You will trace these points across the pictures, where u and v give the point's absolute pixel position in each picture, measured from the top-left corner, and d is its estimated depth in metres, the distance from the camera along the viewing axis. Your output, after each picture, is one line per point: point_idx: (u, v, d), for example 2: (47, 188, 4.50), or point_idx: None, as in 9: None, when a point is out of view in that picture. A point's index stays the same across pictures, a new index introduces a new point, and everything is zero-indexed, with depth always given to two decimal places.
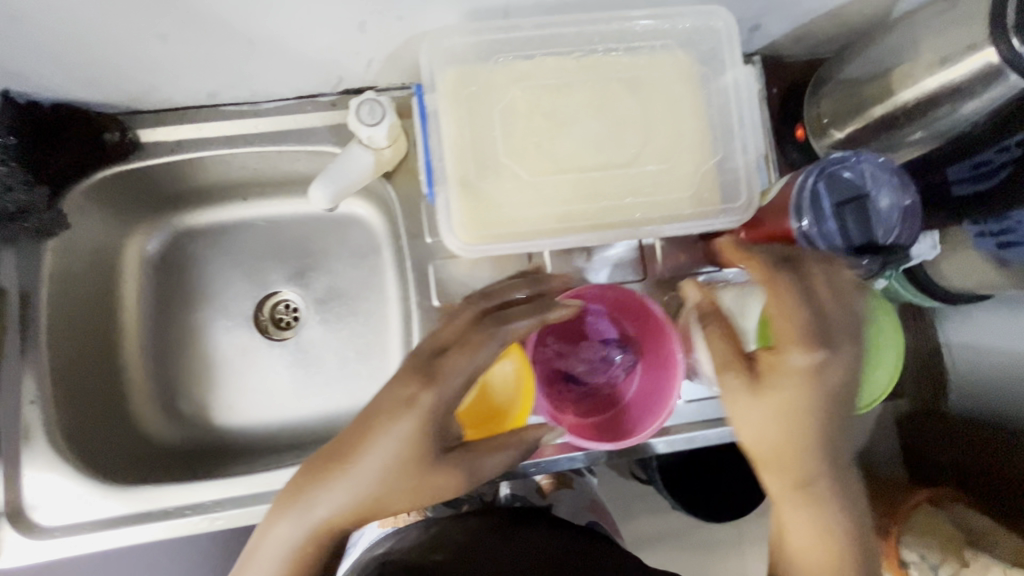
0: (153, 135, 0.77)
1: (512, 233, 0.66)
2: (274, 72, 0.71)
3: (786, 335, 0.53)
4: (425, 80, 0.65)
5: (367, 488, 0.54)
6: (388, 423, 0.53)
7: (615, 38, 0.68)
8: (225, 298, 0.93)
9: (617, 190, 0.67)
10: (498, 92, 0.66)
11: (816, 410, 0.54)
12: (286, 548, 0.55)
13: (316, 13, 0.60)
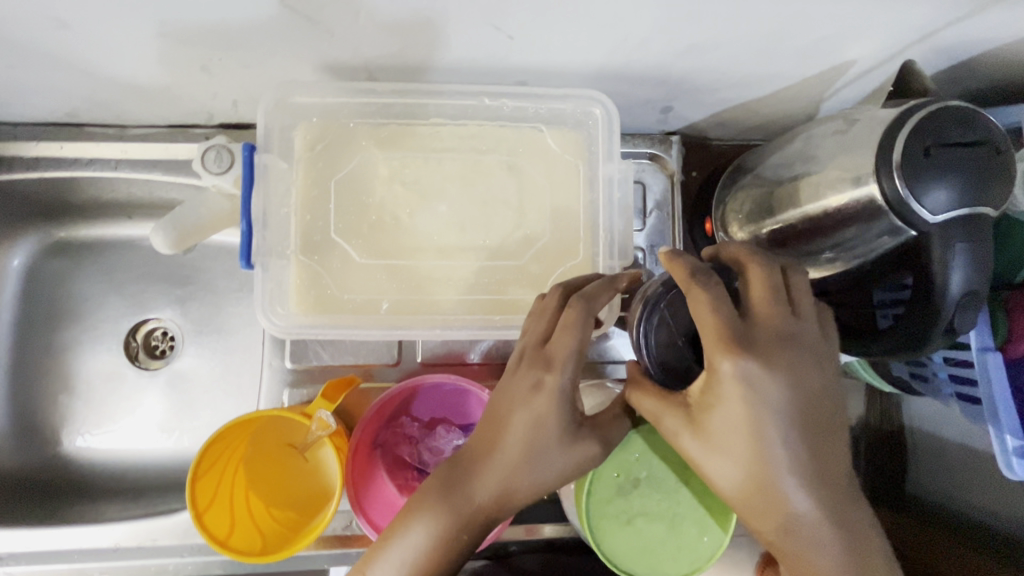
0: (13, 149, 0.72)
1: (344, 319, 0.59)
2: (132, 103, 0.66)
3: (719, 346, 0.44)
4: (259, 141, 0.57)
5: (508, 479, 0.48)
6: (518, 404, 0.48)
7: (487, 114, 0.62)
8: (98, 319, 0.88)
9: (467, 281, 0.60)
10: (351, 161, 0.60)
11: (797, 419, 0.45)
12: (426, 550, 0.48)
13: (149, 53, 0.55)
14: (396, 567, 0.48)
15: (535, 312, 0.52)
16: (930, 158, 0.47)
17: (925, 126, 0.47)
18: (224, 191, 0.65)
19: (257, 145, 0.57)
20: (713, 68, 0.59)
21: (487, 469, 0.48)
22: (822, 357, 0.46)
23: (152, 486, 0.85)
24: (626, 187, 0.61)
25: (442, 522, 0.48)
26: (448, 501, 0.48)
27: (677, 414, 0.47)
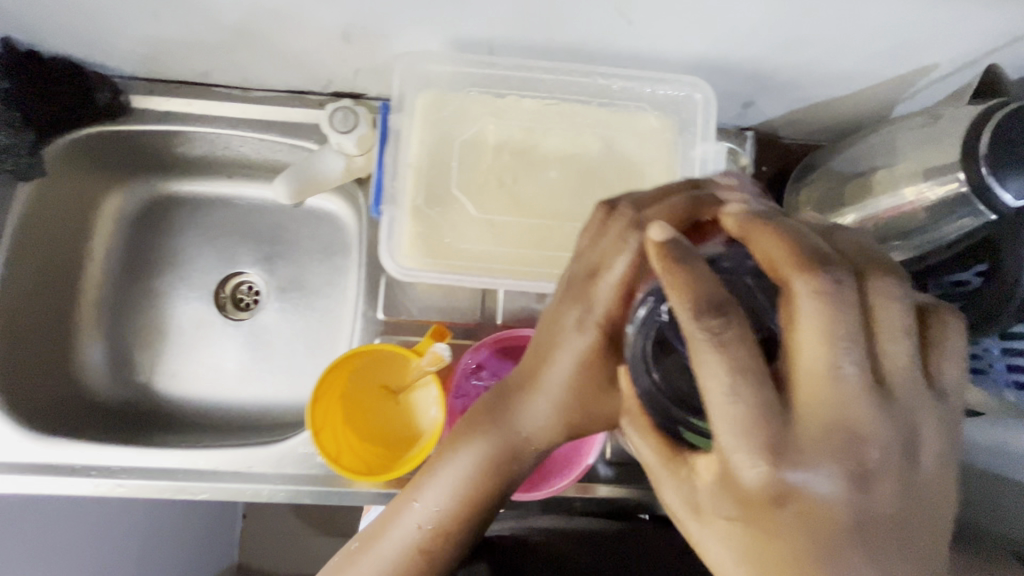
0: (146, 102, 0.79)
1: (454, 267, 0.65)
2: (265, 65, 0.73)
3: (749, 448, 0.33)
4: (397, 100, 0.65)
5: (547, 419, 0.49)
6: (563, 345, 0.47)
7: (597, 93, 0.68)
8: (192, 269, 0.95)
9: (567, 243, 0.66)
10: (472, 127, 0.67)
11: (865, 532, 0.34)
12: (471, 478, 0.52)
13: (303, 16, 0.61)
14: (442, 496, 0.52)
15: (595, 233, 0.47)
16: (1015, 148, 0.51)
17: (1013, 119, 0.52)
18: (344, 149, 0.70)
19: (395, 102, 0.65)
20: (806, 64, 0.64)
21: (528, 407, 0.49)
22: (913, 449, 0.36)
23: (230, 426, 0.90)
24: (717, 166, 0.66)
25: (484, 454, 0.51)
26: (492, 431, 0.50)
27: (682, 493, 0.39)
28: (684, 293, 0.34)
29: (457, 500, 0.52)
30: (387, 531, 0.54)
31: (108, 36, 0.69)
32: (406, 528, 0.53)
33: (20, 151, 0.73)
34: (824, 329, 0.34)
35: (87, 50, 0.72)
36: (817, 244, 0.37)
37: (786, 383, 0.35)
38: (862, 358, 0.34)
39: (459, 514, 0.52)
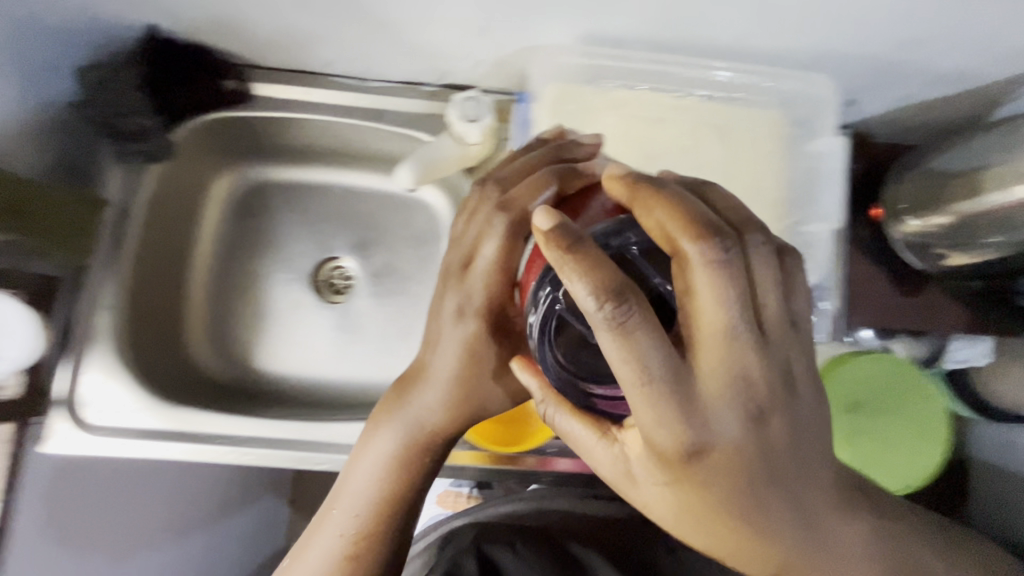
0: (267, 90, 0.83)
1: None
2: (388, 56, 0.76)
3: (643, 405, 0.39)
4: (535, 90, 0.70)
5: (445, 394, 0.58)
6: (444, 330, 0.57)
7: (719, 87, 0.70)
8: (289, 252, 0.97)
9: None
10: (603, 116, 0.70)
11: (750, 462, 0.42)
12: (395, 455, 0.58)
13: (446, 8, 0.65)
14: (376, 473, 0.58)
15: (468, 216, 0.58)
16: None
17: None
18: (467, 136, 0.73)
19: (533, 92, 0.70)
20: (921, 66, 0.67)
21: (422, 387, 0.59)
22: (795, 382, 0.43)
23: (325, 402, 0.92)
24: (836, 159, 0.69)
25: (400, 437, 0.58)
26: (395, 419, 0.58)
27: (617, 462, 0.47)
28: (589, 278, 0.37)
29: (381, 473, 0.57)
30: (333, 518, 0.57)
31: (247, 27, 0.73)
32: (346, 513, 0.57)
33: (156, 134, 0.79)
34: (711, 292, 0.39)
35: (222, 40, 0.75)
36: (708, 213, 0.40)
37: (691, 342, 0.40)
38: (746, 314, 0.39)
39: (388, 491, 0.57)
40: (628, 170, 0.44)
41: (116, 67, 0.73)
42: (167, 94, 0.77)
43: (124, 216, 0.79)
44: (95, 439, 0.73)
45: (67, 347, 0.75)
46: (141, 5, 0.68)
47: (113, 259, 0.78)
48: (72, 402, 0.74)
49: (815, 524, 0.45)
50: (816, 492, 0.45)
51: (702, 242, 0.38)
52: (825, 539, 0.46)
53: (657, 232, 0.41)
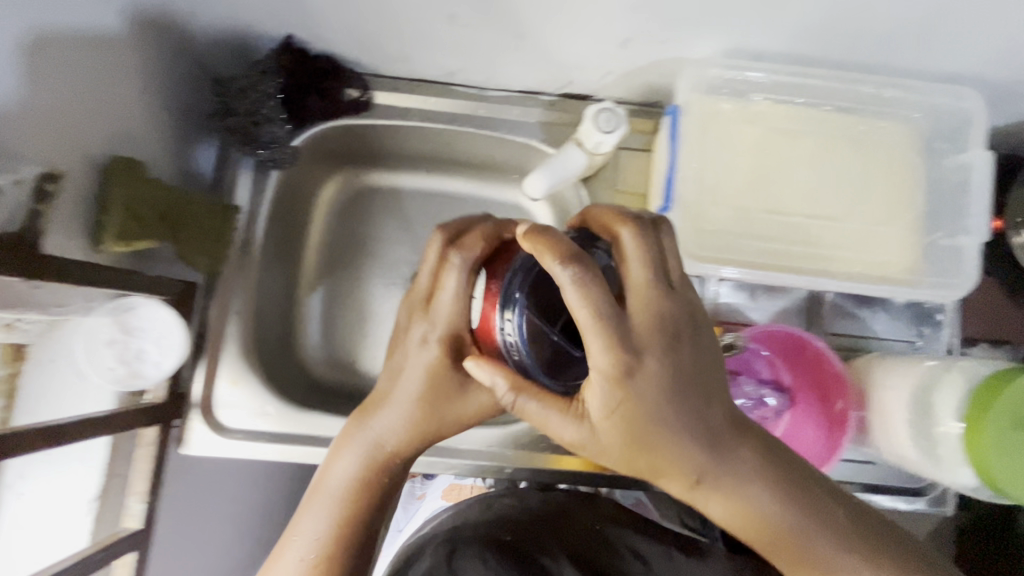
0: (388, 98, 0.84)
1: (738, 262, 0.68)
2: (518, 66, 0.77)
3: (599, 344, 0.45)
4: (683, 103, 0.67)
5: (414, 418, 0.59)
6: (413, 358, 0.59)
7: (866, 100, 0.69)
8: (391, 258, 0.95)
9: (842, 243, 0.69)
10: (745, 129, 0.69)
11: (666, 388, 0.47)
12: (358, 470, 0.59)
13: (596, 23, 0.65)
14: (338, 488, 0.58)
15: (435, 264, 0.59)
16: None
17: None
18: (598, 148, 0.75)
19: (681, 105, 0.67)
20: None
21: (388, 410, 0.60)
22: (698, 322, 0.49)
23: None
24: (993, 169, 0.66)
25: (357, 452, 0.59)
26: (356, 439, 0.60)
27: (579, 424, 0.49)
28: (552, 252, 0.44)
29: (353, 489, 0.58)
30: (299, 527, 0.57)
31: (383, 37, 0.73)
32: (314, 521, 0.57)
33: (284, 144, 0.78)
34: (637, 258, 0.48)
35: (353, 49, 0.76)
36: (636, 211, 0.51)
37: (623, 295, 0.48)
38: (656, 264, 0.48)
39: (353, 496, 0.58)
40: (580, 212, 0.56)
41: (259, 74, 0.73)
42: (295, 101, 0.77)
43: (252, 221, 0.80)
44: (232, 441, 0.75)
45: (201, 352, 0.76)
46: (288, 17, 0.69)
47: (241, 266, 0.79)
48: (207, 403, 0.75)
49: (721, 444, 0.49)
50: (718, 422, 0.50)
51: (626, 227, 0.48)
52: (752, 476, 0.50)
53: (602, 232, 0.51)
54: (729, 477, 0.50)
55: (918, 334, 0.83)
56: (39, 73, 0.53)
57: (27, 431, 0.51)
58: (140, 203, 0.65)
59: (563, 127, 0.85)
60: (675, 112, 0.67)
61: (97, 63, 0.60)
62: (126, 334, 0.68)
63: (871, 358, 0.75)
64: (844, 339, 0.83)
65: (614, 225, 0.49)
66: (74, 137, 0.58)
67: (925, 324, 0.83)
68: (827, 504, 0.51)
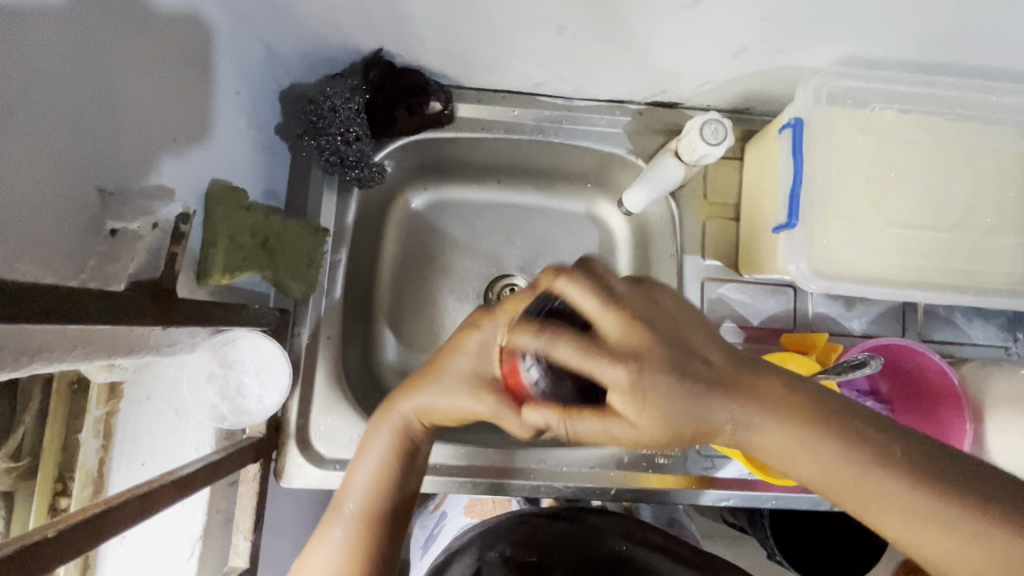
0: (470, 110, 0.81)
1: (864, 278, 0.65)
2: (614, 76, 0.74)
3: (597, 365, 0.42)
4: (805, 115, 0.65)
5: (442, 401, 0.57)
6: (467, 341, 0.58)
7: (990, 108, 0.66)
8: (463, 272, 0.92)
9: (969, 255, 0.66)
10: (866, 138, 0.66)
11: (670, 376, 0.43)
12: (389, 454, 0.61)
13: (713, 34, 0.63)
14: (362, 484, 0.60)
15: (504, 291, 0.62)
16: None
17: None
18: (702, 160, 0.72)
19: (802, 117, 0.65)
20: None
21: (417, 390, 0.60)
22: (658, 301, 0.46)
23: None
24: None
25: (377, 435, 0.62)
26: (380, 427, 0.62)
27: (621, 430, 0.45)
28: (529, 331, 0.43)
29: (380, 478, 0.60)
30: (332, 518, 0.60)
31: (476, 49, 0.70)
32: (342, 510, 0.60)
33: (369, 162, 0.75)
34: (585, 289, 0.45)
35: (441, 61, 0.73)
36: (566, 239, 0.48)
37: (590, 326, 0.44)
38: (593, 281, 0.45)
39: (380, 484, 0.60)
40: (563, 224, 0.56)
41: (348, 90, 0.70)
42: (379, 116, 0.75)
43: (336, 242, 0.77)
44: (330, 472, 0.72)
45: (295, 381, 0.73)
46: (383, 29, 0.66)
47: (328, 289, 0.76)
48: (302, 433, 0.73)
49: (738, 389, 0.45)
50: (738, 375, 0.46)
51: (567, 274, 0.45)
52: (786, 427, 0.45)
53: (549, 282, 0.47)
54: (762, 432, 0.45)
55: (1012, 339, 0.82)
56: (161, 110, 0.53)
57: (163, 482, 0.50)
58: (241, 231, 0.63)
59: (652, 136, 0.82)
60: (796, 125, 0.65)
61: (207, 93, 0.60)
62: (226, 367, 0.66)
63: (980, 365, 0.75)
64: (940, 346, 0.82)
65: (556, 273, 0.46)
66: (195, 167, 0.58)
67: (1020, 331, 0.82)
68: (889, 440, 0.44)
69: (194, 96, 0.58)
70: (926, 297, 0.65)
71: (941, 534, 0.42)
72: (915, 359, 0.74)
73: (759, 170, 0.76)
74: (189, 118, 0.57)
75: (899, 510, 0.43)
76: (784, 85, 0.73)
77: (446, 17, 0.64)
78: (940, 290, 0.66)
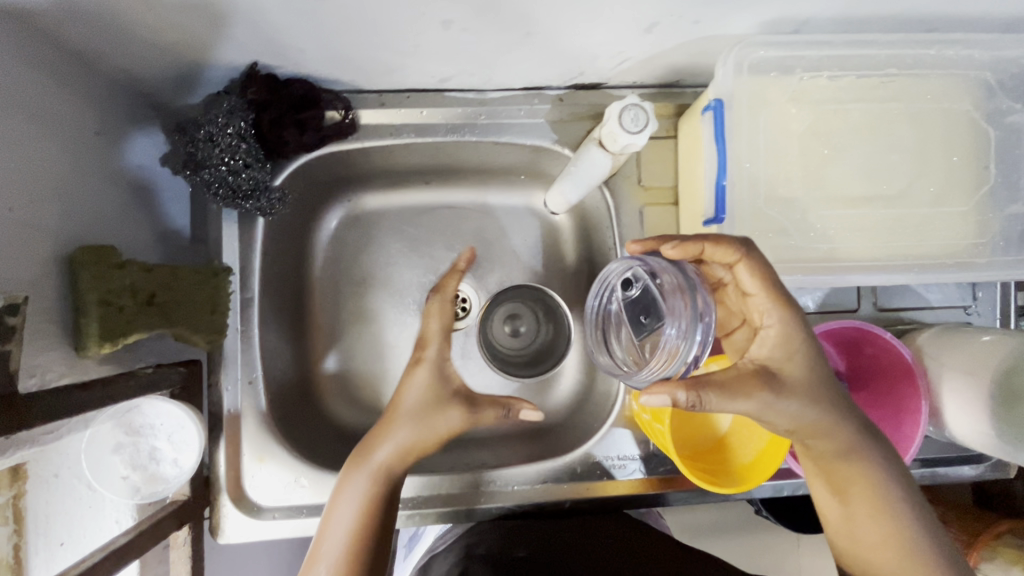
0: (374, 115, 0.73)
1: (803, 268, 0.60)
2: (522, 65, 0.67)
3: (778, 319, 0.53)
4: (725, 95, 0.58)
5: (417, 433, 0.65)
6: (416, 375, 0.68)
7: (931, 62, 0.60)
8: (400, 284, 0.86)
9: (916, 228, 0.61)
10: (796, 110, 0.60)
11: (801, 367, 0.54)
12: (366, 494, 0.62)
13: (617, 13, 0.56)
14: (359, 500, 0.62)
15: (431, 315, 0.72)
16: None
17: None
18: (626, 150, 0.66)
19: (722, 97, 0.59)
20: None
21: (390, 429, 0.65)
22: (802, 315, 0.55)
23: (478, 441, 0.83)
24: None
25: (366, 470, 0.63)
26: (361, 464, 0.64)
27: (785, 401, 0.53)
28: (756, 280, 0.53)
29: (367, 500, 0.62)
30: (335, 523, 0.61)
31: (359, 53, 0.63)
32: (344, 516, 0.61)
33: (266, 189, 0.69)
34: (761, 272, 0.53)
35: (328, 69, 0.66)
36: (757, 286, 0.53)
37: (779, 298, 0.53)
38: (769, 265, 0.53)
39: (369, 516, 0.61)
40: (691, 237, 0.54)
41: (223, 115, 0.63)
42: (268, 138, 0.68)
43: (246, 280, 0.71)
44: (269, 522, 0.69)
45: (221, 432, 0.70)
46: (251, 41, 0.58)
47: (244, 330, 0.71)
48: (235, 487, 0.69)
49: (847, 405, 0.56)
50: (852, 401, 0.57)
51: (630, 244, 0.58)
52: (866, 451, 0.57)
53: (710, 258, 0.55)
54: (852, 445, 0.56)
55: (971, 298, 0.78)
56: None
57: None
58: (119, 292, 0.57)
59: (577, 122, 0.75)
60: (716, 107, 0.59)
61: (37, 136, 0.52)
62: (134, 436, 0.61)
63: (937, 333, 0.71)
64: (897, 314, 0.79)
65: (699, 242, 0.53)
66: (40, 228, 0.51)
67: (978, 288, 0.78)
68: (909, 486, 0.58)
69: (20, 145, 0.50)
70: (873, 280, 0.60)
71: (906, 556, 0.56)
72: (869, 340, 0.70)
73: (691, 151, 0.70)
74: (16, 171, 0.49)
75: (882, 507, 0.57)
76: (709, 55, 0.66)
77: (316, 21, 0.56)
78: (888, 271, 0.61)
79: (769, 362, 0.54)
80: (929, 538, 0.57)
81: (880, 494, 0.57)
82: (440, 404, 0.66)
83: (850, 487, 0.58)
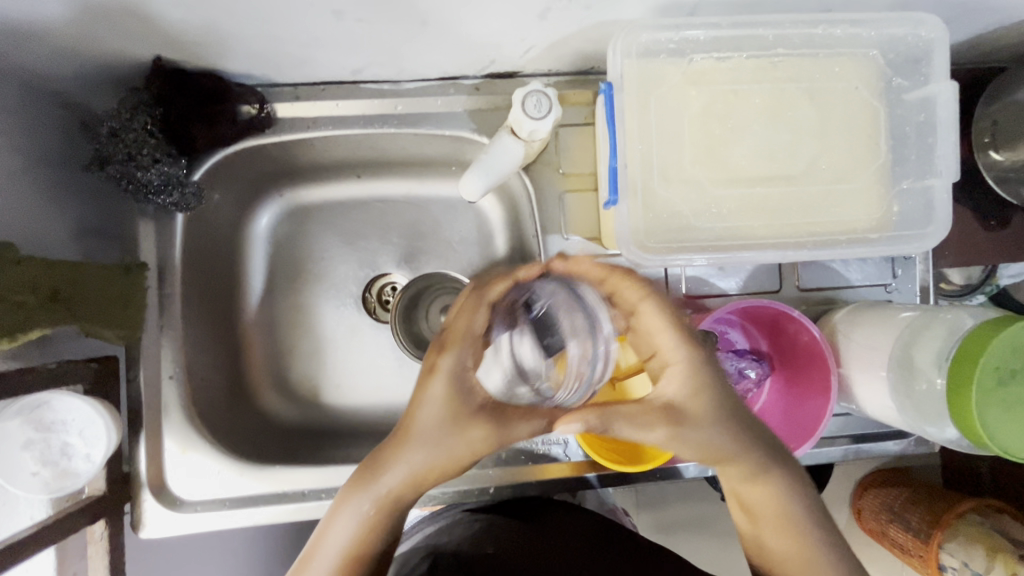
0: (291, 109, 0.74)
1: (692, 247, 0.61)
2: (429, 55, 0.68)
3: (677, 353, 0.56)
4: (615, 79, 0.60)
5: (434, 457, 0.55)
6: (431, 387, 0.55)
7: (822, 41, 0.61)
8: (334, 277, 0.86)
9: (812, 207, 0.62)
10: (690, 92, 0.61)
11: (706, 399, 0.56)
12: (368, 521, 0.56)
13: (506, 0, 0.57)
14: (358, 523, 0.56)
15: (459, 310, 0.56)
16: None
17: None
18: (535, 136, 0.67)
19: (613, 82, 0.60)
20: None
21: (402, 449, 0.56)
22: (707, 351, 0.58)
23: None
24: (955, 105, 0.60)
25: (366, 492, 0.57)
26: (364, 485, 0.57)
27: (688, 432, 0.55)
28: (661, 315, 0.56)
29: (367, 527, 0.56)
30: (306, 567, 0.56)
31: (261, 46, 0.63)
32: (340, 535, 0.56)
33: (180, 184, 0.69)
34: (666, 312, 0.56)
35: (235, 63, 0.66)
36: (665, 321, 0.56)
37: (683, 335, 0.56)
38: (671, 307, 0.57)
39: (367, 541, 0.56)
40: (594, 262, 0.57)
41: (128, 111, 0.64)
42: (178, 132, 0.68)
43: (165, 275, 0.72)
44: (190, 515, 0.70)
45: (140, 428, 0.70)
46: (148, 36, 0.59)
47: (165, 325, 0.72)
48: (156, 482, 0.70)
49: (748, 424, 0.58)
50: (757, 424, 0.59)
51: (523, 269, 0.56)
52: (768, 472, 0.58)
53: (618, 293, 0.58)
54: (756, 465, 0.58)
55: (892, 276, 0.79)
56: None
57: None
58: (19, 288, 0.57)
59: (494, 112, 0.76)
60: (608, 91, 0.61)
61: None
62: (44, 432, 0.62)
63: (851, 312, 0.72)
64: (821, 293, 0.79)
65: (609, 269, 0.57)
66: None
67: (898, 265, 0.79)
68: (811, 500, 0.60)
69: None
70: (765, 257, 0.61)
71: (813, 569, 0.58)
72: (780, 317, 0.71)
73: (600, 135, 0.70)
74: None
75: (785, 522, 0.59)
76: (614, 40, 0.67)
77: (209, 16, 0.56)
78: (782, 247, 0.62)
79: (678, 396, 0.56)
80: (831, 549, 0.59)
81: (783, 509, 0.59)
82: (465, 424, 0.55)
83: (749, 492, 0.59)
